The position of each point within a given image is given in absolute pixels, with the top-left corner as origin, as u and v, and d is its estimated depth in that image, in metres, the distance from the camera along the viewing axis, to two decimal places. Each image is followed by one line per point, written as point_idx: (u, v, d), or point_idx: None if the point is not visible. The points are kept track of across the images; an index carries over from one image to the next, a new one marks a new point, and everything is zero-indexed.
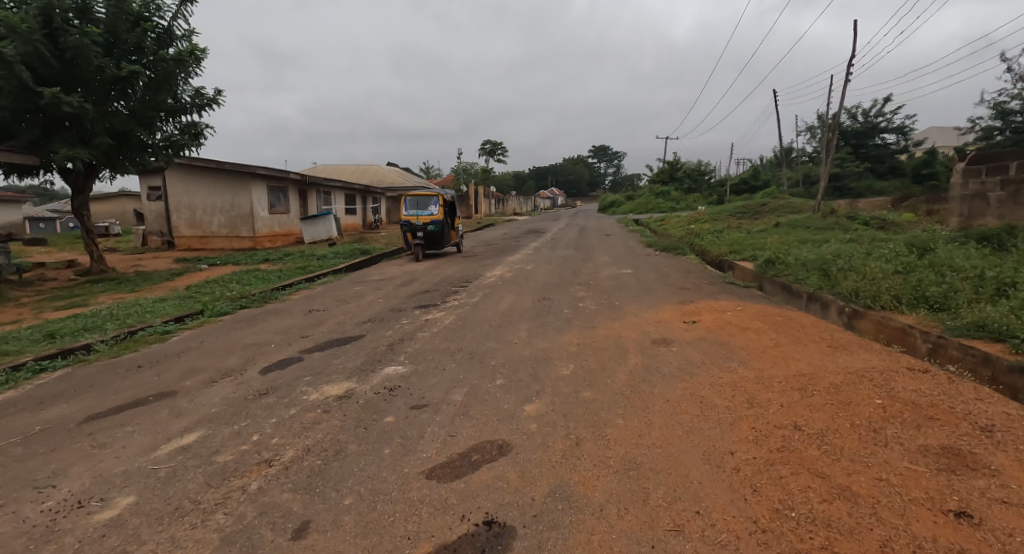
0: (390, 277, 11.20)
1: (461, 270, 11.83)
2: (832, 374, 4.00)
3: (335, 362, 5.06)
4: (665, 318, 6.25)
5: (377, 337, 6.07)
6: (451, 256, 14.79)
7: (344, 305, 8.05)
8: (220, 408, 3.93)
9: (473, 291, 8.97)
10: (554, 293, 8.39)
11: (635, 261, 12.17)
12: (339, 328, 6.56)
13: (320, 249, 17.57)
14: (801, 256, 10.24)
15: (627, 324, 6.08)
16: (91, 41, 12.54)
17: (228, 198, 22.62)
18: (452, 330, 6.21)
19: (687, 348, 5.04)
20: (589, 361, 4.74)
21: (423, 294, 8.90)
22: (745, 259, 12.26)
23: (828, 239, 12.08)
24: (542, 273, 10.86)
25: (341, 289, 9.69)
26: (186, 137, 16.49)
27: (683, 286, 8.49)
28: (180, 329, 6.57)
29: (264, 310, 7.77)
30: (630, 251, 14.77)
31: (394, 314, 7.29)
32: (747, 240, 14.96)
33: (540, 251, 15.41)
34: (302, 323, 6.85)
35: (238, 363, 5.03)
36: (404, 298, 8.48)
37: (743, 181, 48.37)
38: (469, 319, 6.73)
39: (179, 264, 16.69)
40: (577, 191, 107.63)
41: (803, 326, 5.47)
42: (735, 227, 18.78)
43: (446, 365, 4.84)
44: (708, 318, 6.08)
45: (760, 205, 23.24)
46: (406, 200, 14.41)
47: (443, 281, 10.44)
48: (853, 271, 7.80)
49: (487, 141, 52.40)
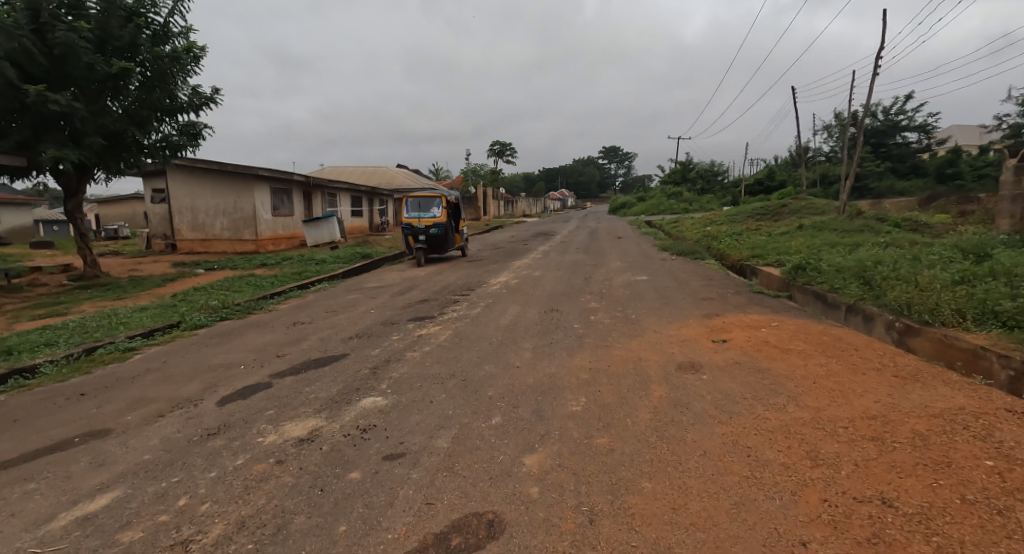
0: (388, 284, 10.54)
1: (464, 277, 11.13)
2: (912, 417, 3.20)
3: (306, 390, 4.34)
4: (690, 336, 5.46)
5: (362, 356, 5.35)
6: (455, 261, 14.10)
7: (334, 317, 7.37)
8: (154, 455, 3.21)
9: (474, 301, 8.23)
10: (563, 304, 7.63)
11: (650, 266, 11.39)
12: (322, 345, 5.87)
13: (321, 253, 16.95)
14: (834, 261, 9.37)
15: (647, 343, 5.29)
16: (80, 37, 12.04)
17: (230, 200, 22.15)
18: (447, 349, 5.48)
19: (720, 376, 4.26)
20: (603, 392, 3.98)
21: (420, 304, 8.18)
22: (769, 264, 11.42)
23: (861, 243, 11.16)
24: (551, 280, 10.12)
25: (333, 297, 9.01)
26: (185, 138, 16.29)
27: (706, 297, 7.67)
28: (147, 345, 5.91)
29: (245, 323, 7.10)
30: (644, 255, 13.98)
31: (385, 328, 6.57)
32: (769, 243, 14.06)
33: (549, 255, 14.66)
34: (283, 339, 6.15)
35: (194, 391, 4.34)
36: (399, 309, 7.77)
37: (758, 182, 47.20)
38: (468, 336, 5.98)
39: (176, 269, 16.18)
40: (587, 192, 106.81)
41: (856, 349, 4.66)
42: (754, 230, 17.85)
43: (435, 395, 4.10)
44: (741, 337, 5.29)
45: (779, 206, 22.24)
46: (408, 202, 13.73)
47: (444, 288, 9.74)
48: (901, 279, 6.93)
49: (496, 141, 51.77)
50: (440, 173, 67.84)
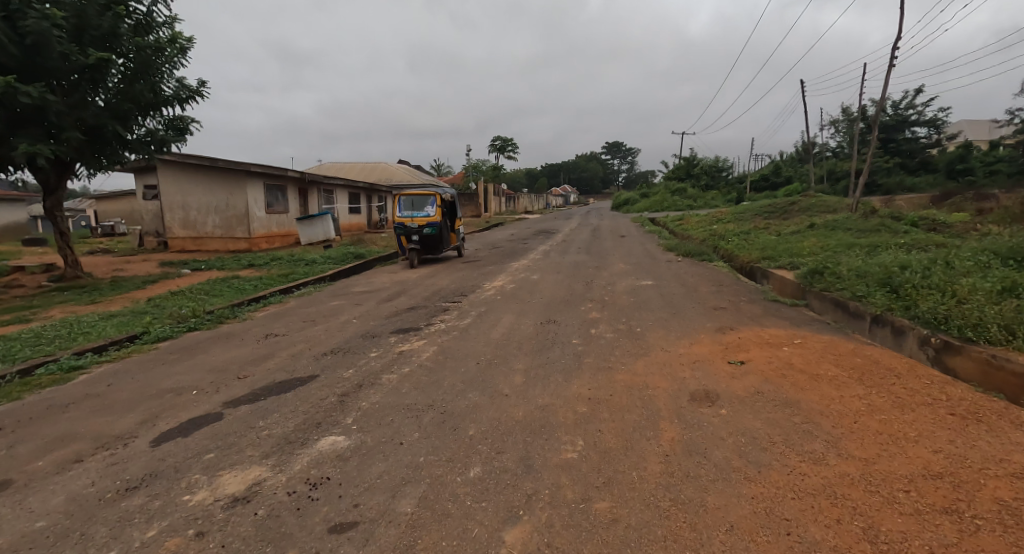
0: (377, 288, 9.94)
1: (458, 280, 10.52)
2: (987, 478, 2.56)
3: (258, 425, 3.72)
4: (703, 357, 4.83)
5: (332, 379, 4.74)
6: (451, 262, 13.49)
7: (312, 329, 6.77)
8: (50, 522, 2.62)
9: (466, 309, 7.61)
10: (562, 313, 7.00)
11: (655, 269, 10.76)
12: (292, 364, 5.26)
13: (312, 252, 16.32)
14: (853, 265, 8.73)
15: (654, 366, 4.67)
16: (53, 25, 11.41)
17: (222, 197, 21.56)
18: (429, 371, 4.85)
19: (741, 411, 3.63)
20: (605, 433, 3.36)
21: (407, 312, 7.56)
22: (781, 266, 10.78)
23: (880, 245, 10.50)
24: (549, 284, 9.50)
25: (316, 304, 8.41)
26: (171, 132, 15.79)
27: (717, 306, 7.03)
28: (97, 363, 5.30)
29: (213, 334, 6.50)
30: (648, 256, 13.34)
31: (365, 342, 5.96)
32: (780, 244, 13.39)
33: (548, 256, 14.02)
34: (250, 355, 5.54)
35: (128, 425, 3.73)
36: (383, 319, 7.15)
37: (763, 178, 46.39)
38: (453, 354, 5.36)
39: (162, 269, 15.62)
40: (590, 188, 105.95)
41: (896, 375, 4.01)
42: (763, 229, 17.18)
43: (407, 434, 3.49)
44: (760, 358, 4.65)
45: (788, 204, 21.49)
46: (400, 200, 13.09)
47: (436, 293, 9.14)
48: (933, 287, 6.29)
49: (497, 136, 51.04)
50: (442, 169, 67.13)
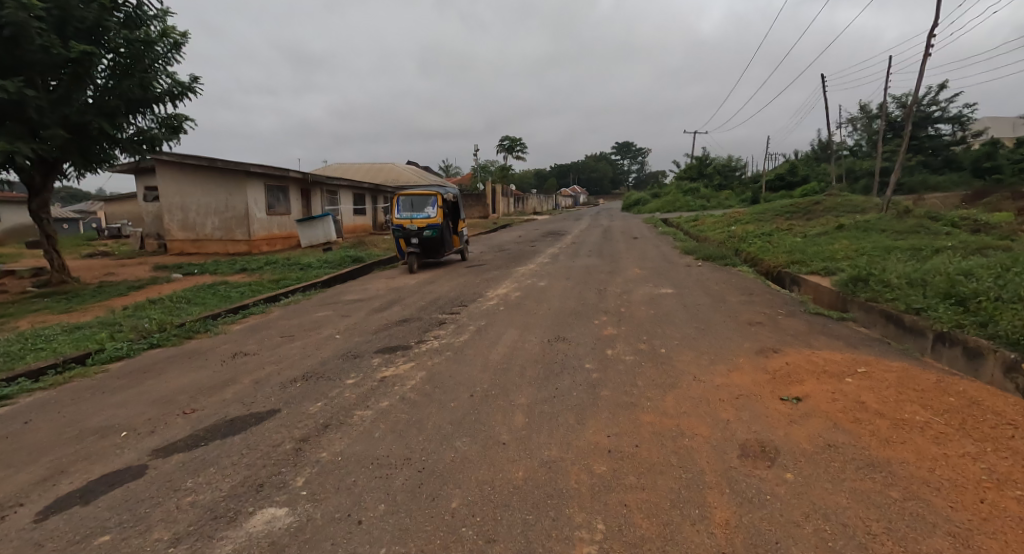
0: (371, 296, 9.15)
1: (459, 287, 9.69)
2: None
3: (183, 487, 2.88)
4: (747, 392, 3.94)
5: (293, 416, 3.89)
6: (453, 266, 12.68)
7: (288, 346, 5.95)
8: None
9: (464, 322, 6.75)
10: (572, 329, 6.12)
11: (673, 275, 9.87)
12: (254, 393, 4.43)
13: (309, 255, 15.58)
14: (901, 272, 7.77)
15: (688, 403, 3.79)
16: (32, 17, 10.79)
17: (222, 199, 20.94)
18: (412, 406, 4.00)
19: (815, 475, 2.73)
20: (634, 514, 2.48)
21: (399, 326, 6.73)
22: (814, 273, 9.84)
23: (925, 248, 9.50)
24: (559, 292, 8.64)
25: (300, 316, 7.60)
26: (165, 131, 15.19)
27: (751, 321, 6.10)
28: (26, 392, 4.51)
29: (176, 352, 5.71)
30: (665, 260, 12.45)
31: (344, 365, 5.13)
32: (808, 247, 12.42)
33: (557, 259, 13.15)
34: (209, 380, 4.73)
35: (20, 487, 2.91)
36: (370, 335, 6.32)
37: (778, 177, 45.14)
38: (444, 383, 4.50)
39: (154, 273, 14.99)
40: (600, 189, 104.95)
41: (1010, 423, 3.10)
42: (786, 230, 16.21)
43: (372, 506, 2.64)
44: (820, 396, 3.75)
45: (811, 203, 20.41)
46: (399, 200, 12.29)
47: (433, 302, 8.32)
48: (1013, 301, 5.32)
49: (505, 136, 50.28)
50: (450, 170, 66.77)
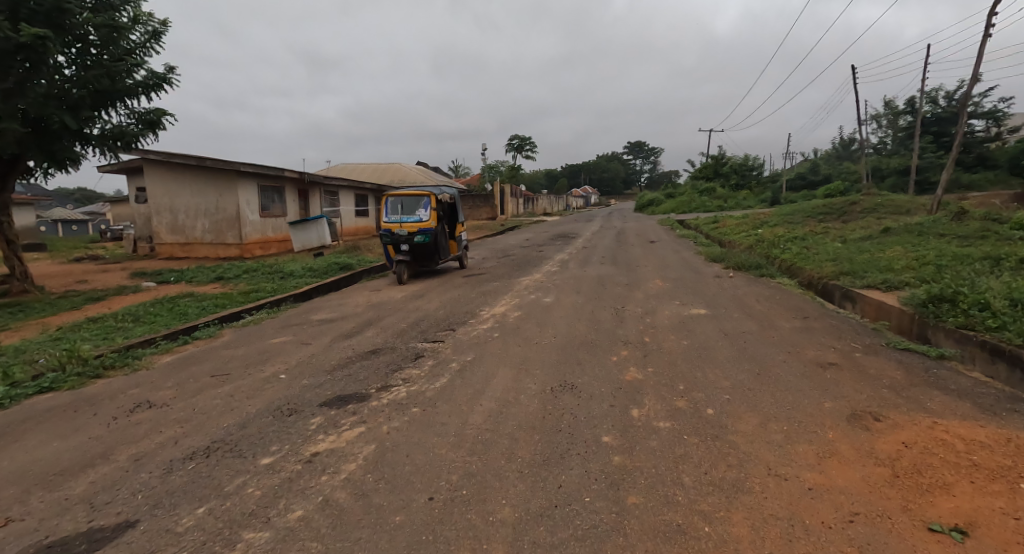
0: (346, 315, 7.79)
1: (451, 303, 8.27)
2: None
3: None
4: (867, 509, 2.44)
5: (146, 541, 2.47)
6: (449, 276, 11.30)
7: (213, 390, 4.56)
8: None
9: (446, 357, 5.32)
10: (584, 372, 4.66)
11: (703, 290, 8.38)
12: (120, 480, 3.03)
13: (296, 262, 14.31)
14: (997, 288, 6.19)
15: (771, 533, 2.32)
16: None
17: (212, 200, 19.78)
18: (334, 523, 2.56)
19: None
20: None
21: (364, 362, 5.32)
22: (871, 288, 8.27)
23: (1009, 258, 7.88)
24: (568, 312, 7.18)
25: (251, 344, 6.22)
26: (141, 127, 14.08)
27: (823, 362, 4.57)
28: None
29: (64, 401, 4.35)
30: (689, 269, 10.95)
31: (269, 429, 3.72)
32: (855, 255, 10.84)
33: (567, 268, 11.70)
34: (70, 456, 3.34)
35: None
36: (324, 375, 4.91)
37: (799, 176, 43.54)
38: (396, 470, 3.06)
39: (129, 281, 13.80)
40: (612, 189, 103.14)
41: None
42: (821, 233, 14.60)
43: None
44: (998, 526, 2.24)
45: (846, 204, 18.67)
46: (387, 202, 10.95)
47: (416, 325, 6.91)
48: None
49: (514, 135, 48.96)
50: (460, 169, 65.79)
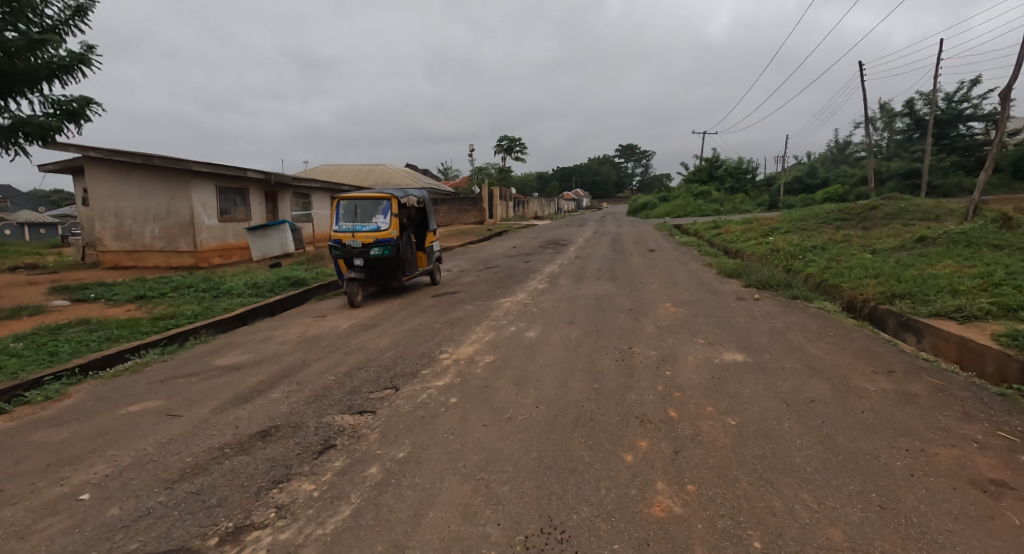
0: (263, 356, 5.87)
1: (406, 340, 6.34)
2: None
3: None
4: None
5: None
6: (415, 295, 9.38)
7: None
8: None
9: (366, 453, 3.40)
10: (583, 498, 2.76)
11: (732, 320, 6.55)
12: None
13: (244, 276, 12.31)
14: None
15: None
16: None
17: (162, 203, 17.71)
18: None
19: None
20: None
21: (234, 462, 3.36)
22: (944, 315, 6.50)
23: None
24: (558, 357, 5.30)
25: (95, 415, 4.23)
26: (60, 117, 12.00)
27: (986, 483, 2.71)
28: None
29: None
30: (704, 288, 9.14)
31: None
32: (899, 270, 9.09)
33: (557, 285, 9.86)
34: None
35: None
36: (152, 497, 2.96)
37: (797, 180, 42.16)
38: None
39: (43, 298, 11.69)
40: (604, 192, 101.71)
41: None
42: (845, 242, 12.90)
43: None
44: None
45: (864, 208, 16.91)
46: (339, 206, 9.06)
47: (346, 378, 4.98)
48: None
49: (503, 136, 47.02)
50: (449, 171, 63.86)
